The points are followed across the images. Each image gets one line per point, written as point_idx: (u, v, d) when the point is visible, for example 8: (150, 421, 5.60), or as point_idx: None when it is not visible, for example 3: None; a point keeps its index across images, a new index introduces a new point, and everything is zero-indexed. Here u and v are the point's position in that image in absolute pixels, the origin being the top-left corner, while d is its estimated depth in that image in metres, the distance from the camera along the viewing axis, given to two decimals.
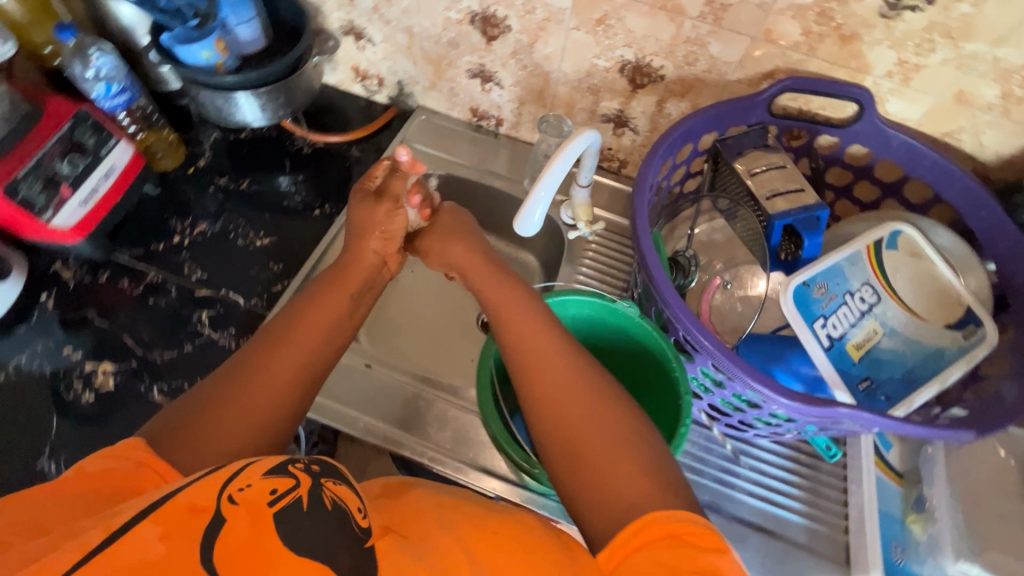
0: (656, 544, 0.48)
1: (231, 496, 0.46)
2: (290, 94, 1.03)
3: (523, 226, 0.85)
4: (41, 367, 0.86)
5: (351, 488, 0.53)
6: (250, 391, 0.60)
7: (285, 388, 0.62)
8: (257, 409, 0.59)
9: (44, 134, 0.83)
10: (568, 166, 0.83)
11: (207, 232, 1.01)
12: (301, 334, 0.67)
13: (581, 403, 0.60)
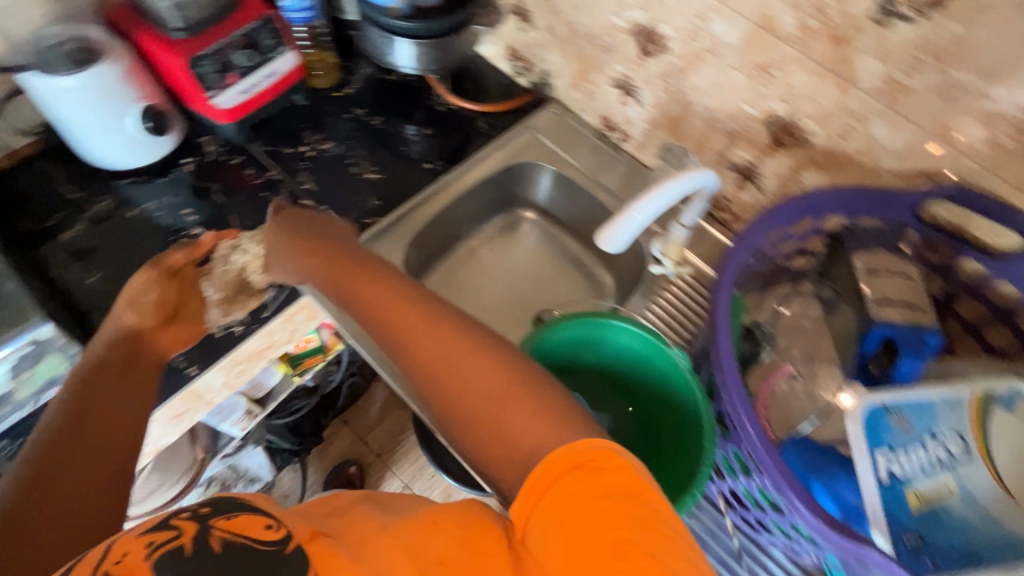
0: (570, 473, 0.51)
1: (106, 572, 0.46)
2: (443, 53, 1.09)
3: (605, 242, 0.81)
4: (162, 218, 0.98)
5: (250, 512, 0.53)
6: (76, 453, 0.61)
7: (123, 428, 0.66)
8: (97, 470, 0.61)
9: (232, 26, 0.94)
10: (674, 199, 0.80)
11: (330, 151, 1.10)
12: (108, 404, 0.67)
13: (460, 379, 0.59)
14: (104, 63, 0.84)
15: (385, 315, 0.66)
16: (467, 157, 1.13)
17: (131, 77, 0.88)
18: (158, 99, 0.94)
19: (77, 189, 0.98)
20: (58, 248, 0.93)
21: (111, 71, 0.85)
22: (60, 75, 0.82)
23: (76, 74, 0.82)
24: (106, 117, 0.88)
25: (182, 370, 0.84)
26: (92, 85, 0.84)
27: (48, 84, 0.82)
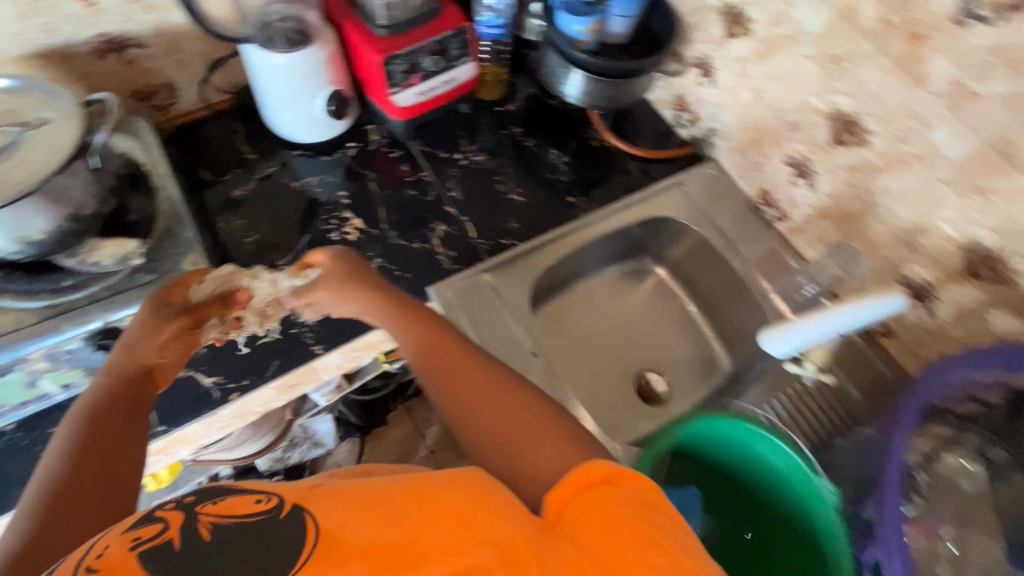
0: (586, 490, 0.51)
1: (89, 567, 0.41)
2: (615, 92, 1.08)
3: (767, 342, 0.79)
4: (319, 193, 1.03)
5: (237, 493, 0.47)
6: (95, 443, 0.59)
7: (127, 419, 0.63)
8: (98, 459, 0.58)
9: (430, 32, 0.97)
10: (854, 323, 0.76)
11: (481, 163, 1.11)
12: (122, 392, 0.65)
13: (483, 413, 0.63)
14: (313, 48, 0.89)
15: (428, 347, 0.71)
16: (611, 198, 1.11)
17: (331, 63, 0.93)
18: (344, 85, 0.99)
19: (252, 151, 1.05)
20: (224, 202, 1.00)
21: (317, 56, 0.90)
22: (275, 52, 0.87)
23: (289, 54, 0.87)
24: (299, 95, 0.94)
25: (310, 347, 0.88)
26: (298, 66, 0.89)
27: (262, 58, 0.88)
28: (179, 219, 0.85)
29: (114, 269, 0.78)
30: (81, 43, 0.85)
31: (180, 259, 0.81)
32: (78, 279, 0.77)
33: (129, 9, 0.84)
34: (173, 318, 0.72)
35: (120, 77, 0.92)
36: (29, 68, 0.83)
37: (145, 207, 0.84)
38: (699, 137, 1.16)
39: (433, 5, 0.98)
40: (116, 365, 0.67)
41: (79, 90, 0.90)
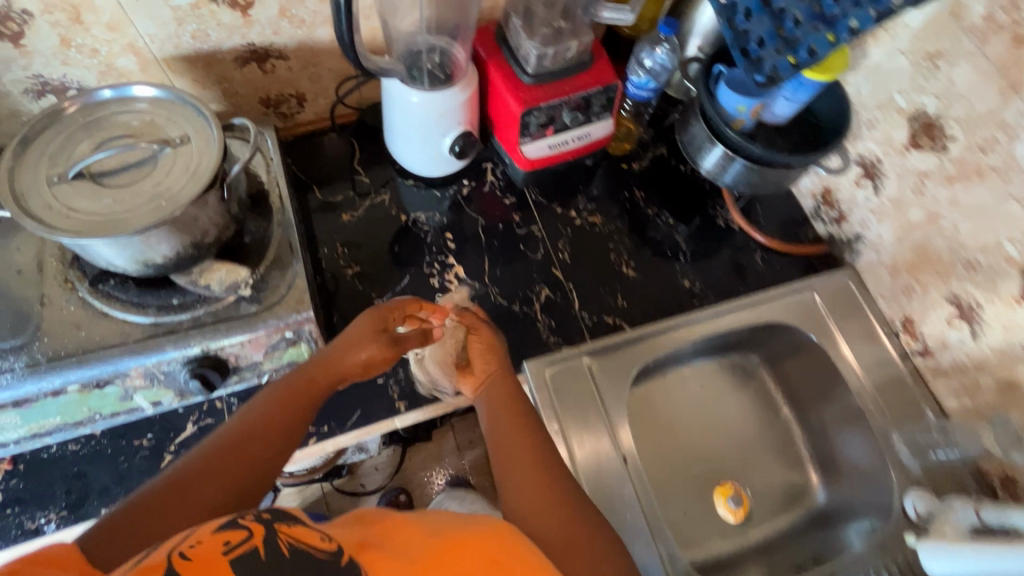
0: None
1: (183, 553, 0.43)
2: (764, 181, 0.96)
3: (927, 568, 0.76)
4: (425, 232, 0.98)
5: (303, 522, 0.49)
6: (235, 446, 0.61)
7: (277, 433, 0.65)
8: (234, 462, 0.60)
9: (577, 87, 0.89)
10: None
11: (596, 226, 1.04)
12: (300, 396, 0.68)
13: (533, 502, 0.62)
14: (452, 91, 0.83)
15: (511, 421, 0.70)
16: (731, 292, 1.01)
17: (466, 106, 0.87)
18: (475, 127, 0.93)
19: (366, 173, 1.01)
20: (330, 224, 0.96)
21: (454, 100, 0.84)
22: (413, 91, 0.82)
23: (427, 95, 0.82)
24: (427, 133, 0.89)
25: (394, 403, 0.84)
26: (434, 108, 0.84)
27: (400, 94, 0.83)
28: (290, 249, 0.82)
29: (222, 296, 0.76)
30: (226, 51, 0.82)
31: (285, 294, 0.79)
32: (186, 299, 0.76)
33: (280, 22, 0.81)
34: (384, 340, 0.73)
35: (255, 85, 0.90)
36: (174, 69, 0.81)
37: (260, 230, 0.82)
38: (840, 239, 1.04)
39: (586, 57, 0.89)
40: (312, 366, 0.70)
41: (214, 93, 0.88)
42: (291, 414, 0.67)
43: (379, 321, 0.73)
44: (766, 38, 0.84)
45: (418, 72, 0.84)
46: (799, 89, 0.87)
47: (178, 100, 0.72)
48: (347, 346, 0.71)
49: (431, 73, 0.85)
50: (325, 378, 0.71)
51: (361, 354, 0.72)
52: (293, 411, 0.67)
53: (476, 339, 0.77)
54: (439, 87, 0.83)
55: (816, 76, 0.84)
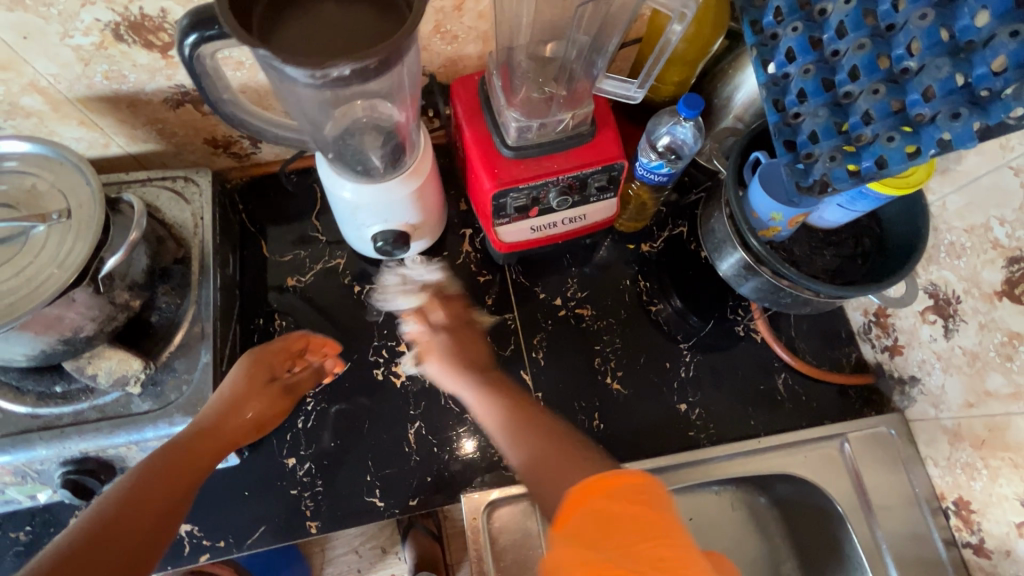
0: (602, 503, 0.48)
1: None
2: (799, 303, 0.76)
3: None
4: (377, 309, 0.84)
5: None
6: (116, 528, 0.50)
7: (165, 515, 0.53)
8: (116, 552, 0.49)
9: (568, 165, 0.71)
10: None
11: (584, 320, 0.87)
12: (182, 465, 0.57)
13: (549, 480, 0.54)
14: (392, 187, 0.66)
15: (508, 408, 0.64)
16: (737, 425, 0.83)
17: (414, 204, 0.70)
18: (417, 232, 0.75)
19: (324, 230, 0.88)
20: (275, 289, 0.84)
21: (396, 196, 0.67)
22: (346, 183, 0.65)
23: (361, 188, 0.65)
24: (363, 228, 0.72)
25: (305, 523, 0.73)
26: (370, 205, 0.67)
27: (331, 183, 0.66)
28: (202, 334, 0.70)
29: (110, 390, 0.65)
30: (152, 92, 0.69)
31: (186, 391, 0.67)
32: (71, 388, 0.66)
33: None
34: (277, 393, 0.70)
35: (197, 126, 0.77)
36: (93, 109, 0.70)
37: (171, 306, 0.70)
38: (891, 374, 0.83)
39: (586, 128, 0.71)
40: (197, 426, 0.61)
41: (148, 132, 0.76)
42: (180, 487, 0.56)
43: (264, 364, 0.70)
44: (822, 133, 0.63)
45: (352, 156, 0.66)
46: (859, 200, 0.68)
47: (59, 156, 0.61)
48: (236, 400, 0.65)
49: (367, 161, 0.67)
50: (217, 435, 0.62)
51: (251, 408, 0.66)
52: (184, 483, 0.56)
53: (432, 347, 0.73)
54: (379, 177, 0.66)
55: (884, 189, 0.64)
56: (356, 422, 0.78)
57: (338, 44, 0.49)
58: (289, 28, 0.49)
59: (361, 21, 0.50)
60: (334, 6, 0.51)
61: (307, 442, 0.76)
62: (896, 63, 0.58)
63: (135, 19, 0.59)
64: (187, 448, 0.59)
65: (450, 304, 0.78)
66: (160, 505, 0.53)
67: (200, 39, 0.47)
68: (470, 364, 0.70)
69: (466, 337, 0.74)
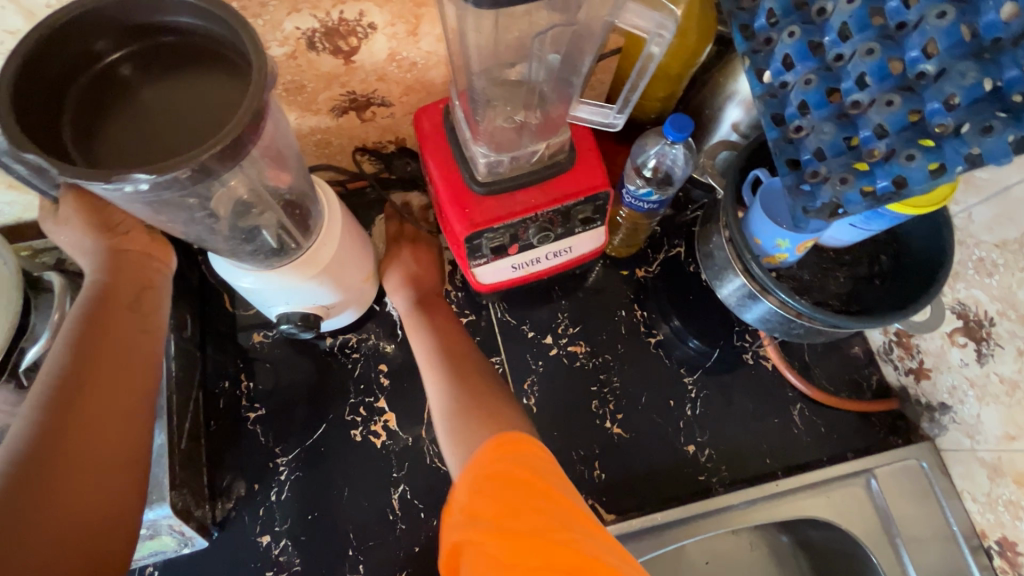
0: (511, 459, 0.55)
1: None
2: (813, 333, 0.68)
3: None
4: (353, 362, 0.77)
5: None
6: (96, 400, 0.47)
7: (133, 415, 0.49)
8: (86, 480, 0.44)
9: (546, 199, 0.64)
10: None
11: (577, 358, 0.80)
12: (122, 334, 0.50)
13: (474, 422, 0.60)
14: (291, 276, 0.60)
15: (453, 356, 0.68)
16: (751, 465, 0.76)
17: (324, 285, 0.64)
18: (337, 307, 0.69)
19: None
20: (240, 346, 0.78)
21: (303, 280, 0.61)
22: (243, 272, 0.60)
23: (260, 278, 0.59)
24: (272, 310, 0.66)
25: None
26: (274, 291, 0.61)
27: (230, 272, 0.61)
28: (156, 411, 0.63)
29: None
30: None
31: None
32: None
33: None
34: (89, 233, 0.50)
35: None
36: None
37: None
38: (918, 399, 0.76)
39: (563, 156, 0.65)
40: (124, 272, 0.52)
41: None
42: (136, 377, 0.50)
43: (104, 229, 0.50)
44: (829, 150, 0.56)
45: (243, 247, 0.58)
46: (873, 219, 0.60)
47: None
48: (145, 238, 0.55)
49: (262, 247, 0.59)
50: (143, 304, 0.53)
51: (141, 258, 0.54)
52: (137, 370, 0.50)
53: (392, 262, 0.77)
54: (281, 262, 0.60)
55: (903, 209, 0.57)
56: (333, 490, 0.71)
57: (173, 139, 0.43)
58: (115, 133, 0.44)
59: (202, 108, 0.44)
60: (172, 93, 0.45)
61: (283, 516, 0.70)
62: (910, 67, 0.51)
63: None
64: (109, 332, 0.49)
65: (421, 228, 0.83)
66: (122, 410, 0.48)
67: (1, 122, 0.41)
68: (422, 293, 0.76)
69: (424, 254, 0.79)
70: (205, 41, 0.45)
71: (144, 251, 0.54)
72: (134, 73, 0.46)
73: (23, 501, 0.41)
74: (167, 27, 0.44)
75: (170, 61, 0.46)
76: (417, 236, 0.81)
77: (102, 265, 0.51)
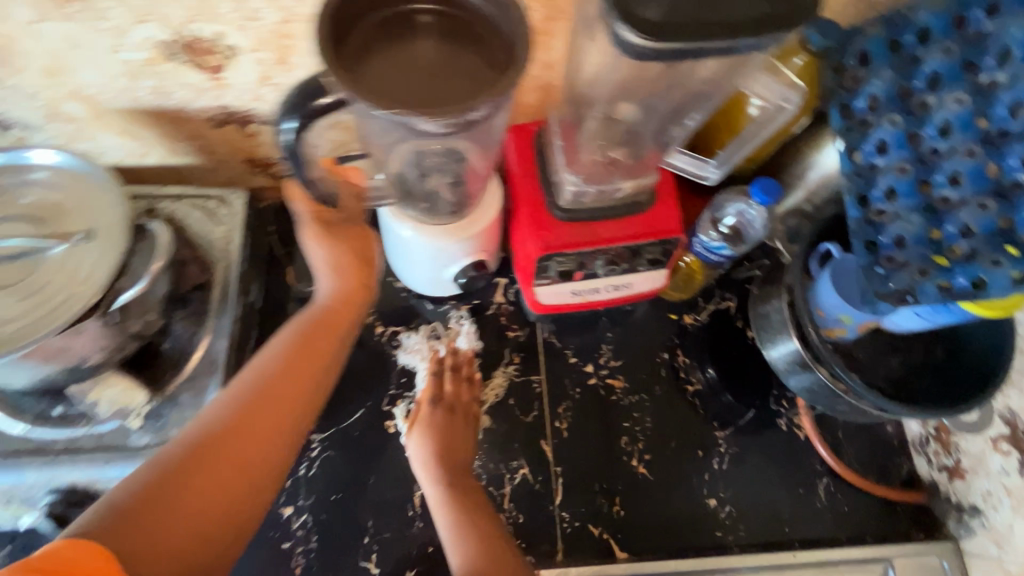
0: None
1: None
2: (855, 413, 0.69)
3: None
4: (398, 354, 0.79)
5: None
6: (258, 412, 0.56)
7: (291, 416, 0.58)
8: (235, 464, 0.53)
9: (621, 234, 0.66)
10: None
11: (614, 392, 0.81)
12: (303, 358, 0.60)
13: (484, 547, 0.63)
14: (456, 231, 0.66)
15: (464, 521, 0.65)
16: (770, 531, 0.76)
17: (476, 247, 0.69)
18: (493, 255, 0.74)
19: None
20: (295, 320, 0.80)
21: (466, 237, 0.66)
22: (406, 223, 0.66)
23: (421, 231, 0.66)
24: (426, 266, 0.72)
25: None
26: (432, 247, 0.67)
27: (391, 219, 0.67)
28: (214, 367, 0.66)
29: (109, 420, 0.62)
30: (196, 110, 0.67)
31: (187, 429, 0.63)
32: (71, 410, 0.62)
33: (261, 89, 0.64)
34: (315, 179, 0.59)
35: (236, 146, 0.74)
36: (135, 121, 0.67)
37: (186, 334, 0.67)
38: (947, 498, 0.76)
39: (644, 197, 0.66)
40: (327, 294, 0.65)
41: (189, 147, 0.74)
42: (298, 391, 0.59)
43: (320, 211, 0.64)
44: (911, 240, 0.57)
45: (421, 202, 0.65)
46: (940, 313, 0.60)
47: (94, 175, 0.56)
48: (348, 238, 0.66)
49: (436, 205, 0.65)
50: (332, 327, 0.64)
51: (352, 275, 0.66)
52: (299, 389, 0.59)
53: (421, 420, 0.73)
54: (437, 219, 0.66)
55: (973, 309, 0.57)
56: (360, 476, 0.73)
57: (428, 85, 0.45)
58: (371, 78, 0.44)
59: (438, 57, 0.47)
60: (414, 42, 0.47)
61: (307, 492, 0.72)
62: (1006, 174, 0.53)
63: (189, 41, 0.56)
64: (297, 346, 0.61)
65: (463, 389, 0.76)
66: (279, 414, 0.57)
67: (301, 123, 0.45)
68: (451, 459, 0.70)
69: (459, 426, 0.73)
70: (455, 14, 0.47)
71: (362, 257, 0.67)
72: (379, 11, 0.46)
73: (183, 472, 0.51)
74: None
75: (404, 13, 0.47)
76: (456, 412, 0.74)
77: (331, 276, 0.65)
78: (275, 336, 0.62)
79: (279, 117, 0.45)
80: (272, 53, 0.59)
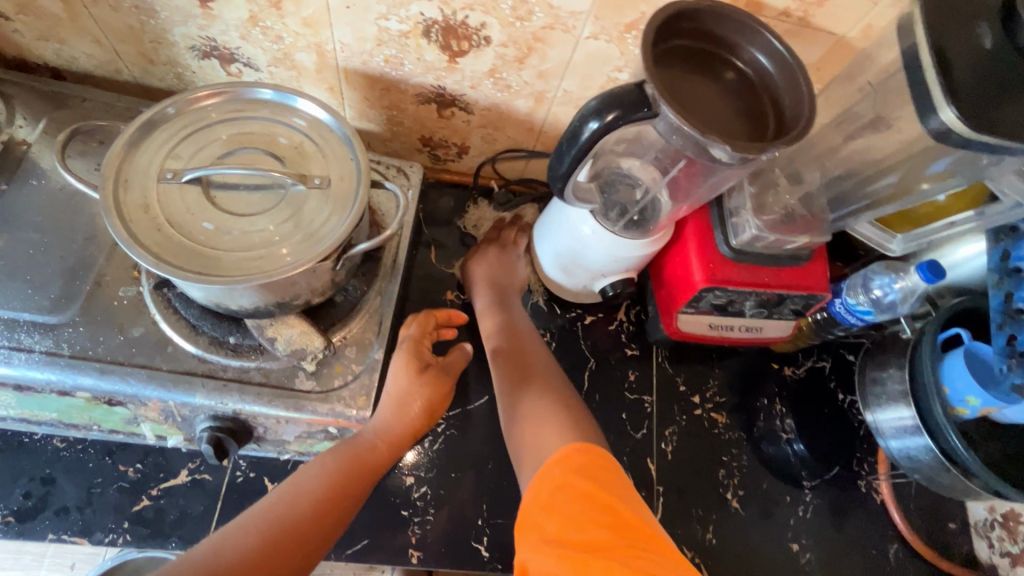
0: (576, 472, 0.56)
1: None
2: (950, 487, 0.73)
3: None
4: None
5: None
6: (291, 531, 0.55)
7: (315, 532, 0.56)
8: None
9: (778, 281, 0.70)
10: None
11: (717, 426, 0.85)
12: (346, 479, 0.60)
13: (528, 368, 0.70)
14: (630, 238, 0.67)
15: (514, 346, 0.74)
16: None
17: (636, 257, 0.71)
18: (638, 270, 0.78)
19: None
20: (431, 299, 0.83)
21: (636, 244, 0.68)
22: (587, 218, 0.68)
23: (600, 230, 0.67)
24: (580, 262, 0.73)
25: (408, 550, 0.70)
26: (601, 245, 0.69)
27: (573, 216, 0.69)
28: (379, 328, 0.68)
29: (282, 357, 0.62)
30: (413, 84, 0.70)
31: (351, 381, 0.64)
32: (244, 342, 0.63)
33: (484, 79, 0.68)
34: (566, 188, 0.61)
35: (424, 123, 0.77)
36: (349, 81, 0.70)
37: (357, 291, 0.69)
38: None
39: (804, 253, 0.72)
40: (386, 417, 0.66)
41: (379, 116, 0.76)
42: (337, 505, 0.59)
43: (417, 354, 0.70)
44: None
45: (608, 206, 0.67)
46: None
47: (339, 133, 0.59)
48: (411, 386, 0.67)
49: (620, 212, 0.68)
50: (380, 453, 0.64)
51: (418, 399, 0.67)
52: (337, 506, 0.59)
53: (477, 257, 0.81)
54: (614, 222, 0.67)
55: None
56: (479, 459, 0.76)
57: (712, 120, 0.51)
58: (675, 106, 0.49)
59: (720, 96, 0.52)
60: (702, 77, 0.52)
61: (429, 466, 0.74)
62: None
63: (453, 24, 0.61)
64: (344, 467, 0.61)
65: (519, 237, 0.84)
66: (312, 533, 0.56)
67: (601, 124, 0.48)
68: (495, 286, 0.80)
69: (509, 261, 0.82)
70: (748, 72, 0.52)
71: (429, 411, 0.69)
72: (690, 41, 0.51)
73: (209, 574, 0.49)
74: (692, 32, 0.51)
75: (699, 50, 0.52)
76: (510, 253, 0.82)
77: (390, 393, 0.67)
78: (316, 462, 0.61)
79: (586, 113, 0.48)
80: (517, 50, 0.63)
